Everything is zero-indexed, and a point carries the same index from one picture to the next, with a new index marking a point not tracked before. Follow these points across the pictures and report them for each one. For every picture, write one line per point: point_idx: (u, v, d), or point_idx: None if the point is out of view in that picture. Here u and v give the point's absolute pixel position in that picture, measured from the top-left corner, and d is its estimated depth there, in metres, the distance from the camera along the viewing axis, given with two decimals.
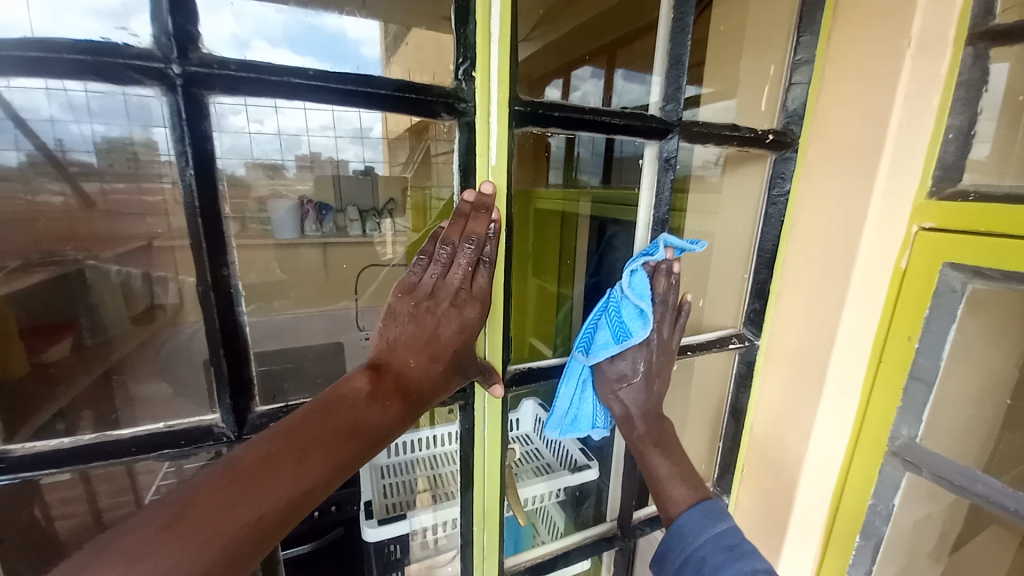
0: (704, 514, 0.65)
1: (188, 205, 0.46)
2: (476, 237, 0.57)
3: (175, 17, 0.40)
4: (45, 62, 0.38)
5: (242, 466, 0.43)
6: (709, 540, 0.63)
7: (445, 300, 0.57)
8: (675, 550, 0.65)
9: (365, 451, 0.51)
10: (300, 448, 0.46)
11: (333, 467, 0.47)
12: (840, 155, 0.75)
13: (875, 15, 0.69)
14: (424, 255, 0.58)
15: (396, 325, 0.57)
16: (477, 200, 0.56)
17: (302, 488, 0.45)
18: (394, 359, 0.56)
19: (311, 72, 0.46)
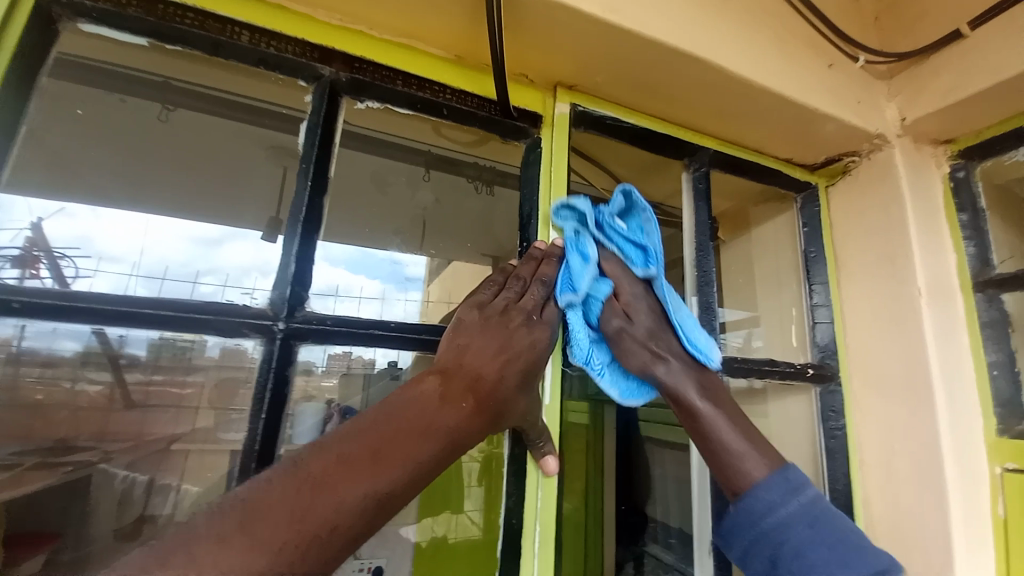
0: (811, 532, 0.48)
1: (246, 453, 0.46)
2: (548, 278, 0.55)
3: (294, 286, 0.50)
4: (174, 318, 0.46)
5: (270, 503, 0.34)
6: (795, 514, 0.48)
7: (518, 319, 0.51)
8: (745, 523, 0.50)
9: (433, 457, 0.41)
10: (368, 453, 0.38)
11: (390, 479, 0.38)
12: (890, 391, 0.72)
13: (874, 268, 0.77)
14: (497, 279, 0.55)
15: (467, 335, 0.49)
16: (549, 248, 0.58)
17: (337, 532, 0.35)
18: (465, 366, 0.46)
19: (393, 324, 0.53)
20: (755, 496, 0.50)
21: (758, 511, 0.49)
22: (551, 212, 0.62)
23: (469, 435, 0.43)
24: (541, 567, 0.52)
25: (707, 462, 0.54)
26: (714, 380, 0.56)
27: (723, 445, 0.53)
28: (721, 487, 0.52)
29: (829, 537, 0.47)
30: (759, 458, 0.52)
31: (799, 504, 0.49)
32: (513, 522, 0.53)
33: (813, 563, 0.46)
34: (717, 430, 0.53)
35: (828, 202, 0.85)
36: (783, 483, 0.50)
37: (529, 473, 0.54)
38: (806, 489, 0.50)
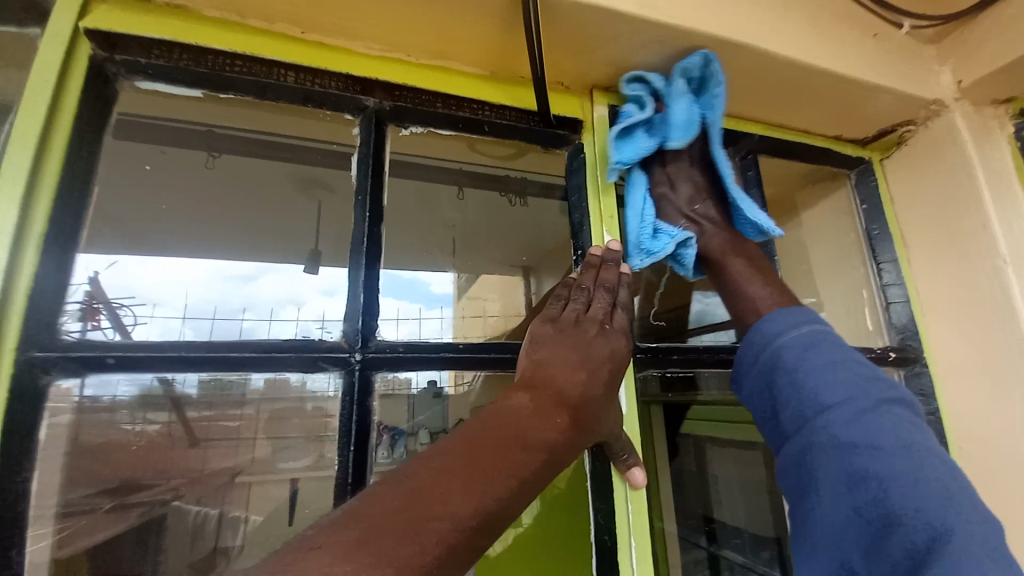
0: (804, 346, 0.48)
1: (340, 487, 0.46)
2: (610, 284, 0.54)
3: (365, 317, 0.50)
4: (255, 357, 0.47)
5: (390, 524, 0.33)
6: (792, 338, 0.49)
7: (592, 330, 0.50)
8: (745, 355, 0.52)
9: (536, 470, 0.40)
10: (475, 470, 0.38)
11: (499, 491, 0.37)
12: (986, 369, 0.67)
13: (948, 237, 0.72)
14: (563, 292, 0.54)
15: (547, 347, 0.48)
16: (604, 253, 0.57)
17: (453, 545, 0.34)
18: (549, 379, 0.45)
19: (463, 346, 0.53)
20: (808, 394, 0.45)
21: (808, 407, 0.45)
22: (602, 215, 0.61)
23: (567, 446, 0.43)
24: None
25: (759, 362, 0.50)
26: (785, 305, 0.52)
27: (777, 346, 0.49)
28: (767, 382, 0.49)
29: (830, 369, 0.46)
30: (819, 359, 0.47)
31: (862, 407, 0.43)
32: (605, 540, 0.51)
33: (809, 395, 0.45)
34: (767, 334, 0.50)
35: (884, 176, 0.80)
36: (845, 383, 0.45)
37: (615, 486, 0.52)
38: (812, 321, 0.50)
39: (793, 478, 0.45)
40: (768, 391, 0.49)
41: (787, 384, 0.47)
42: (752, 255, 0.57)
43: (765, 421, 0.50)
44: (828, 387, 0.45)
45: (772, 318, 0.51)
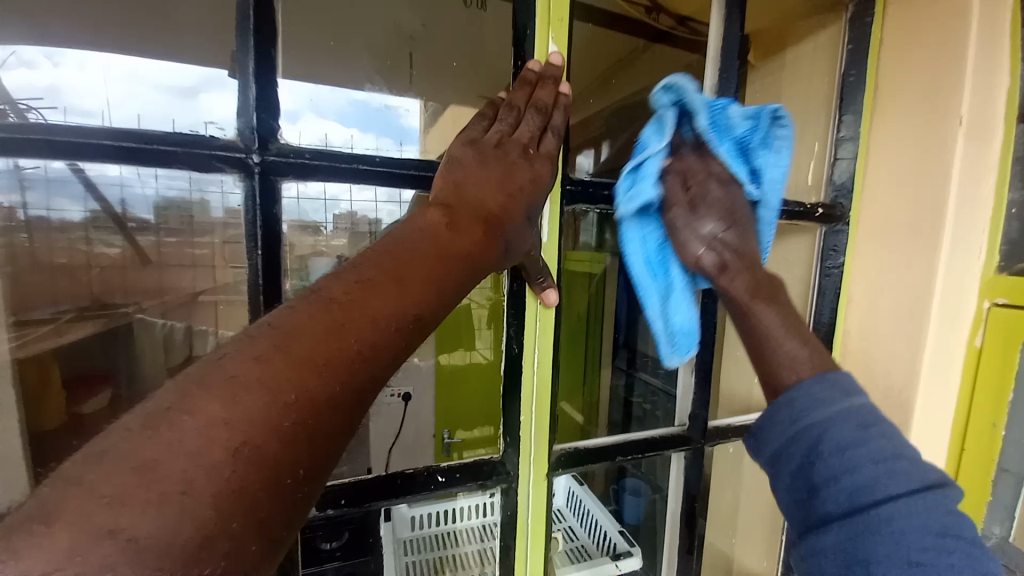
0: (857, 425, 0.42)
1: (253, 289, 0.48)
2: (543, 104, 0.49)
3: (260, 113, 0.46)
4: (139, 152, 0.42)
5: (303, 326, 0.34)
6: (838, 415, 0.43)
7: (515, 152, 0.47)
8: (778, 426, 0.46)
9: (460, 276, 0.41)
10: (390, 275, 0.38)
11: (421, 295, 0.38)
12: (898, 230, 0.70)
13: (917, 92, 0.67)
14: (488, 114, 0.49)
15: (464, 168, 0.45)
16: (543, 69, 0.50)
17: (381, 344, 0.36)
18: (466, 199, 0.44)
19: (378, 159, 0.49)
20: (859, 470, 0.40)
21: (857, 488, 0.39)
22: (550, 18, 0.51)
23: (487, 258, 0.43)
24: (539, 382, 0.58)
25: (799, 429, 0.44)
26: (824, 372, 0.46)
27: (828, 421, 0.43)
28: (806, 459, 0.43)
29: (875, 451, 0.40)
30: (876, 442, 0.41)
31: (921, 495, 0.38)
32: (514, 349, 0.57)
33: (862, 479, 0.39)
34: (810, 403, 0.44)
35: (883, 13, 0.70)
36: (901, 472, 0.39)
37: (529, 304, 0.56)
38: (854, 392, 0.44)
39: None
40: (803, 468, 0.43)
41: (834, 450, 0.41)
42: (780, 300, 0.53)
43: (793, 492, 0.43)
44: (882, 483, 0.39)
45: (811, 385, 0.45)
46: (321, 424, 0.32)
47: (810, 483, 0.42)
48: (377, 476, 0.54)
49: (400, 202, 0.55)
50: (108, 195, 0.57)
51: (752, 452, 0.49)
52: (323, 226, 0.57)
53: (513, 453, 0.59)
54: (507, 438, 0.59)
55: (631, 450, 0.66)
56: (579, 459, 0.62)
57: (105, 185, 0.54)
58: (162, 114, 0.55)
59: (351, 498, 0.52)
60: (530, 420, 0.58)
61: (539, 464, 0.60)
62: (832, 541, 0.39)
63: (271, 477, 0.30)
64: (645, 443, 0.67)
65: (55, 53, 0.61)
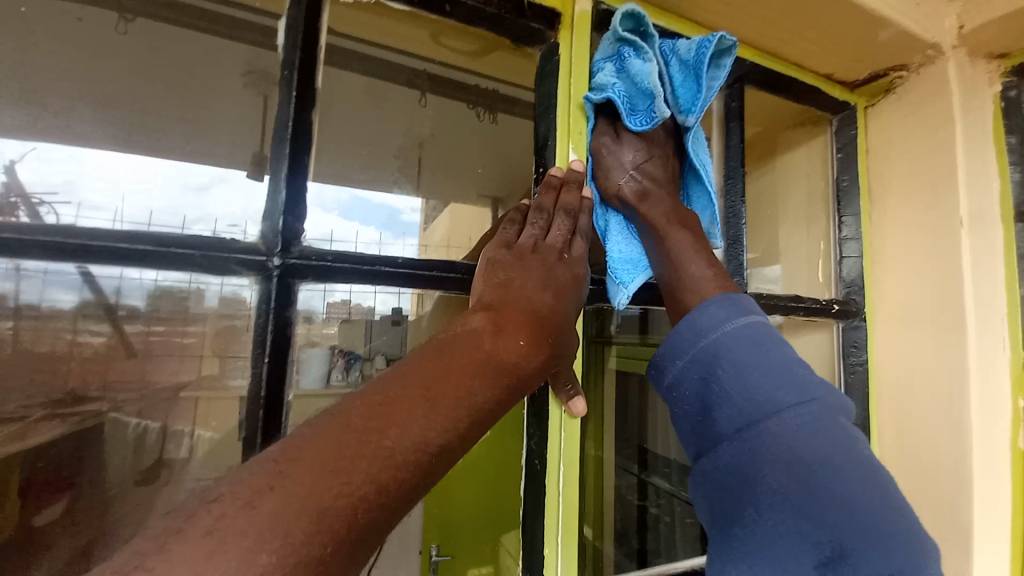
0: (758, 341, 0.43)
1: (253, 400, 0.44)
2: (571, 207, 0.49)
3: (286, 216, 0.45)
4: (151, 255, 0.41)
5: (325, 454, 0.30)
6: (739, 328, 0.43)
7: (551, 255, 0.47)
8: (684, 342, 0.46)
9: (508, 390, 0.38)
10: (427, 391, 0.34)
11: (457, 415, 0.35)
12: (918, 326, 0.69)
13: (912, 197, 0.71)
14: (517, 218, 0.50)
15: (504, 269, 0.45)
16: (566, 174, 0.52)
17: (391, 484, 0.31)
18: (512, 299, 0.42)
19: (401, 261, 0.49)
20: (739, 391, 0.41)
21: (748, 398, 0.40)
22: (570, 131, 0.55)
23: (537, 366, 0.40)
24: (565, 506, 0.51)
25: (693, 356, 0.45)
26: (728, 294, 0.46)
27: (718, 343, 0.44)
28: (705, 376, 0.43)
29: (767, 370, 0.41)
30: (768, 355, 0.42)
31: (806, 407, 0.39)
32: (535, 465, 0.51)
33: (754, 391, 0.40)
34: (709, 322, 0.45)
35: (861, 127, 0.77)
36: (787, 392, 0.40)
37: (553, 412, 0.51)
38: (749, 312, 0.45)
39: (727, 496, 0.39)
40: (705, 380, 0.43)
41: (732, 394, 0.41)
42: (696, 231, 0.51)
43: (689, 419, 0.44)
44: (774, 399, 0.39)
45: (716, 304, 0.46)
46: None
47: (704, 405, 0.43)
48: None
49: (396, 291, 0.53)
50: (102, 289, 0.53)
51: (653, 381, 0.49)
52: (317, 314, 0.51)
53: None
54: None
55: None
56: None
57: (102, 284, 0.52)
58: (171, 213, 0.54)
59: None
60: (555, 556, 0.51)
61: None
62: (728, 455, 0.39)
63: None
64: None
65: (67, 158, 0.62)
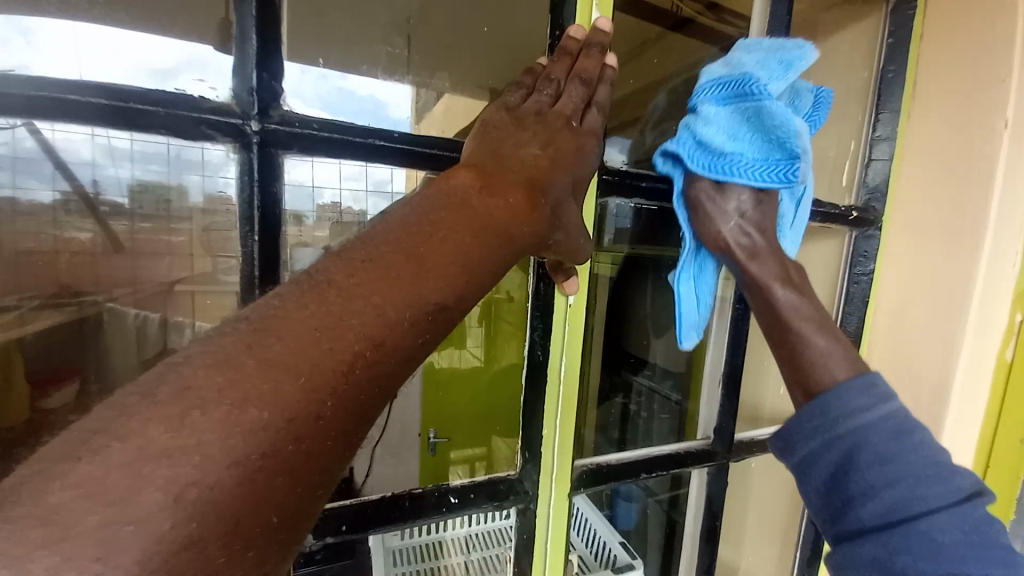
0: (896, 433, 0.43)
1: (248, 280, 0.42)
2: (588, 74, 0.43)
3: (261, 73, 0.39)
4: (109, 111, 0.35)
5: (311, 308, 0.28)
6: (880, 420, 0.44)
7: (559, 122, 0.41)
8: (815, 427, 0.46)
9: (499, 252, 0.35)
10: (414, 251, 0.32)
11: (443, 278, 0.32)
12: (931, 235, 0.67)
13: (961, 91, 0.64)
14: (523, 82, 0.43)
15: (504, 129, 0.40)
16: (587, 37, 0.45)
17: (385, 344, 0.30)
18: (503, 160, 0.38)
19: (398, 135, 0.44)
20: (897, 479, 0.42)
21: (892, 503, 0.41)
22: None
23: (528, 227, 0.37)
24: (565, 392, 0.53)
25: (834, 436, 0.45)
26: (856, 376, 0.47)
27: (864, 427, 0.44)
28: (842, 468, 0.44)
29: (910, 459, 0.42)
30: (911, 449, 0.43)
31: (960, 503, 0.41)
32: (537, 354, 0.51)
33: (883, 447, 0.43)
34: (850, 408, 0.45)
35: (927, 1, 0.66)
36: (934, 478, 0.42)
37: (556, 303, 0.51)
38: (889, 398, 0.45)
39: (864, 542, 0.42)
40: (844, 471, 0.44)
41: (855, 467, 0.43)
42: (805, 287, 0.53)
43: (826, 502, 0.45)
44: (921, 497, 0.41)
45: (846, 380, 0.47)
46: (312, 453, 0.27)
47: (845, 495, 0.44)
48: (381, 497, 0.48)
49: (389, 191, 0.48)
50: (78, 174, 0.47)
51: (779, 454, 0.49)
52: (306, 214, 0.45)
53: (533, 470, 0.54)
54: (526, 454, 0.54)
55: (655, 465, 0.62)
56: (600, 474, 0.58)
57: (76, 165, 0.46)
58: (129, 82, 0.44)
59: (353, 524, 0.46)
60: (553, 436, 0.53)
61: (561, 477, 0.55)
62: (868, 560, 0.41)
63: (270, 516, 0.26)
64: (668, 457, 0.64)
65: None
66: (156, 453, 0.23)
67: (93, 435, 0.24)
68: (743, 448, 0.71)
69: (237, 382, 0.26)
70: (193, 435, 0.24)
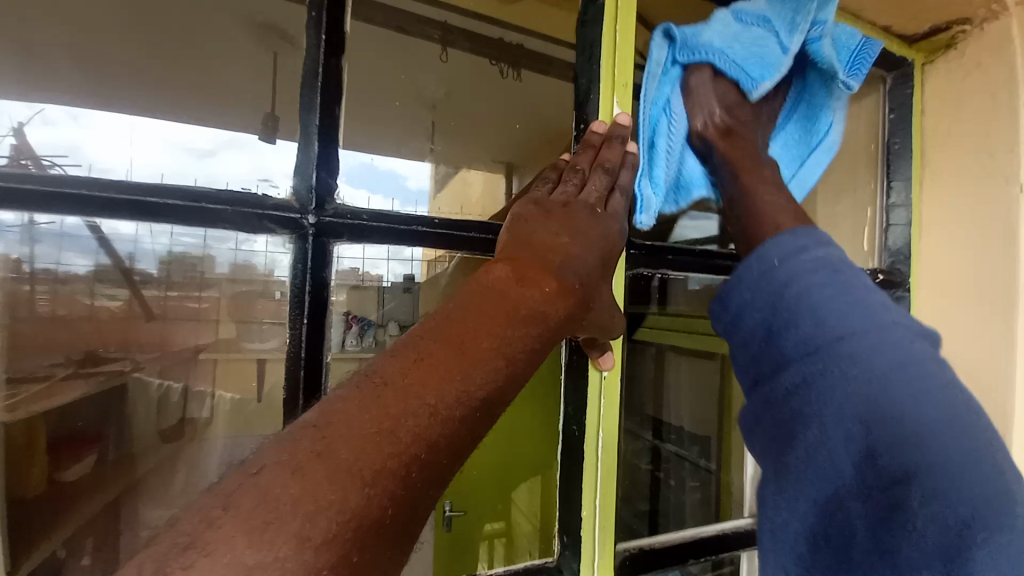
0: (843, 295, 0.40)
1: (293, 361, 0.43)
2: (613, 165, 0.47)
3: (319, 172, 0.43)
4: (179, 211, 0.39)
5: (364, 407, 0.29)
6: (832, 329, 0.39)
7: (583, 211, 0.44)
8: (753, 273, 0.44)
9: (534, 341, 0.36)
10: (456, 347, 0.33)
11: (487, 371, 0.33)
12: (966, 299, 0.66)
13: (972, 160, 0.66)
14: (551, 175, 0.48)
15: (532, 223, 0.43)
16: (609, 130, 0.49)
17: (437, 441, 0.30)
18: (533, 250, 0.41)
19: (439, 221, 0.47)
20: (837, 408, 0.37)
21: (840, 427, 0.36)
22: (616, 83, 0.51)
23: (564, 312, 0.38)
24: (602, 473, 0.51)
25: (775, 302, 0.42)
26: (798, 227, 0.45)
27: (797, 268, 0.42)
28: (773, 304, 0.42)
29: (877, 382, 0.36)
30: (882, 362, 0.37)
31: (943, 426, 0.34)
32: (573, 430, 0.51)
33: (852, 376, 0.37)
34: (781, 250, 0.43)
35: (923, 81, 0.71)
36: (905, 391, 0.35)
37: (591, 378, 0.50)
38: (812, 242, 0.43)
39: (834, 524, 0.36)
40: (776, 311, 0.42)
41: (826, 346, 0.38)
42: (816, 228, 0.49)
43: (755, 339, 0.43)
44: (898, 425, 0.35)
45: (780, 234, 0.45)
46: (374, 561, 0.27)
47: (773, 326, 0.42)
48: None
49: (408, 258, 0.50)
50: (117, 249, 0.48)
51: (717, 318, 0.48)
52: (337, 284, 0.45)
53: (571, 558, 0.51)
54: (565, 540, 0.51)
55: (702, 550, 0.58)
56: (645, 562, 0.55)
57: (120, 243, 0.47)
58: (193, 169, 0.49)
59: None
60: (593, 521, 0.51)
61: (603, 567, 0.51)
62: (817, 483, 0.37)
63: None
64: (716, 539, 0.60)
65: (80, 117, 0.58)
66: (215, 558, 0.23)
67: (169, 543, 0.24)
68: None
69: (302, 477, 0.26)
70: (249, 539, 0.24)
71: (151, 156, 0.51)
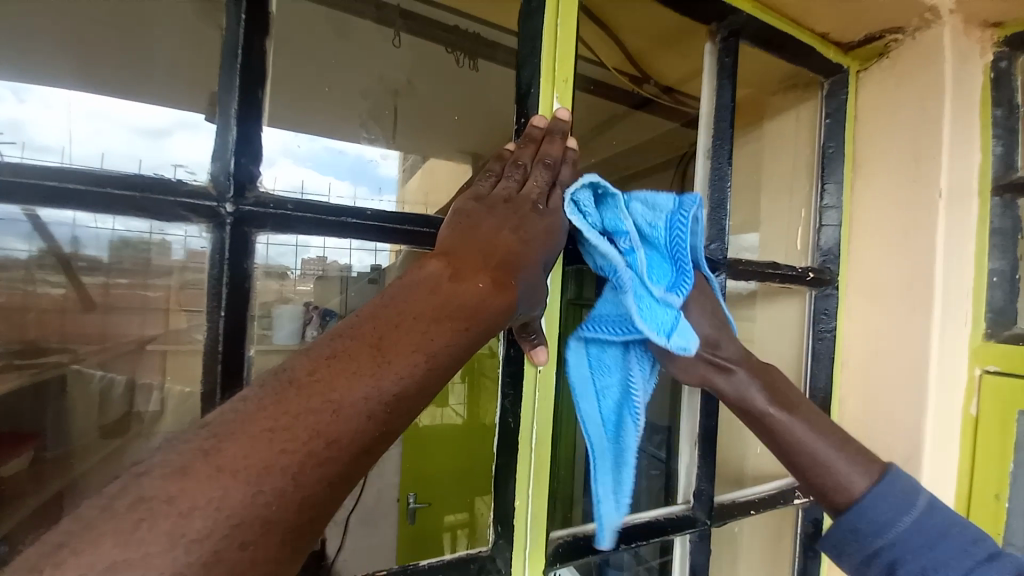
0: (892, 504, 0.48)
1: (211, 353, 0.42)
2: (552, 159, 0.47)
3: (240, 158, 0.42)
4: (83, 195, 0.37)
5: (271, 407, 0.29)
6: (903, 534, 0.47)
7: (527, 206, 0.44)
8: (854, 542, 0.49)
9: (463, 336, 0.36)
10: (376, 343, 0.33)
11: (405, 367, 0.33)
12: (888, 297, 0.70)
13: (897, 166, 0.70)
14: (494, 170, 0.47)
15: (475, 217, 0.42)
16: (549, 125, 0.49)
17: (339, 438, 0.30)
18: (473, 244, 0.40)
19: (370, 212, 0.46)
20: (918, 552, 0.47)
21: (919, 572, 0.46)
22: (556, 78, 0.51)
23: (496, 308, 0.38)
24: (535, 462, 0.52)
25: (872, 551, 0.48)
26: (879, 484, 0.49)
27: (895, 536, 0.48)
28: (870, 558, 0.48)
29: (926, 543, 0.47)
30: (921, 524, 0.47)
31: (981, 557, 0.45)
32: (509, 423, 0.51)
33: (898, 537, 0.47)
34: (878, 523, 0.48)
35: (857, 89, 0.74)
36: (932, 536, 0.47)
37: (526, 370, 0.51)
38: (902, 495, 0.49)
39: None
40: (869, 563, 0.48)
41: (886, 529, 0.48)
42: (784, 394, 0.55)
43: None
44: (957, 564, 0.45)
45: (866, 490, 0.50)
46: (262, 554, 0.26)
47: (883, 563, 0.48)
48: None
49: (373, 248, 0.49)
50: (60, 234, 0.44)
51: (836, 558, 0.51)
52: (292, 271, 0.46)
53: (504, 547, 0.52)
54: (499, 528, 0.52)
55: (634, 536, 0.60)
56: (578, 549, 0.56)
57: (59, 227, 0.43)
58: (131, 152, 0.46)
59: None
60: (525, 509, 0.52)
61: (535, 554, 0.53)
62: None
63: None
64: (649, 525, 0.62)
65: (18, 87, 0.53)
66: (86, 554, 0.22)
67: (49, 547, 0.23)
68: (725, 512, 0.70)
69: (197, 478, 0.26)
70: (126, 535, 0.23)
71: (82, 135, 0.48)
